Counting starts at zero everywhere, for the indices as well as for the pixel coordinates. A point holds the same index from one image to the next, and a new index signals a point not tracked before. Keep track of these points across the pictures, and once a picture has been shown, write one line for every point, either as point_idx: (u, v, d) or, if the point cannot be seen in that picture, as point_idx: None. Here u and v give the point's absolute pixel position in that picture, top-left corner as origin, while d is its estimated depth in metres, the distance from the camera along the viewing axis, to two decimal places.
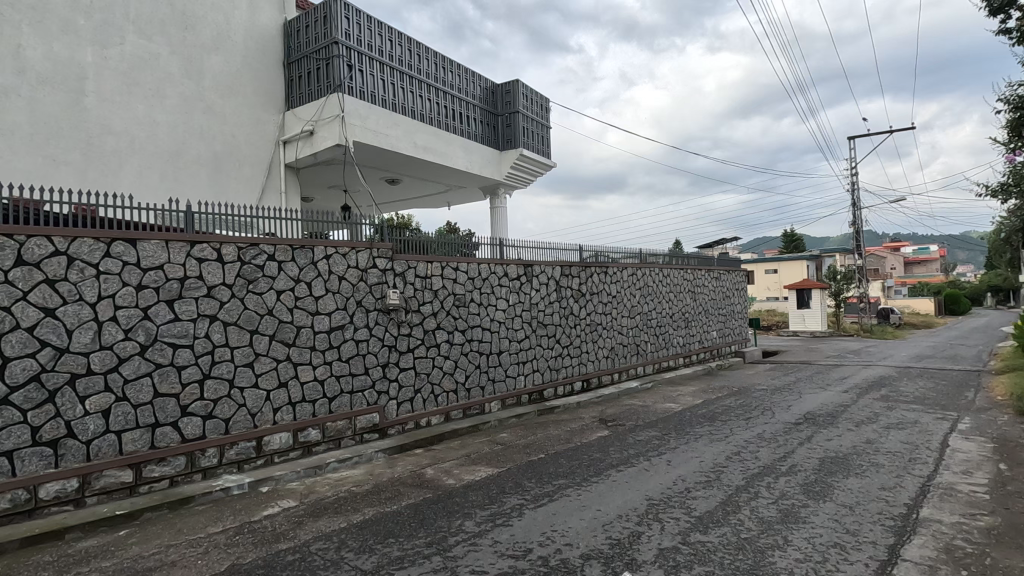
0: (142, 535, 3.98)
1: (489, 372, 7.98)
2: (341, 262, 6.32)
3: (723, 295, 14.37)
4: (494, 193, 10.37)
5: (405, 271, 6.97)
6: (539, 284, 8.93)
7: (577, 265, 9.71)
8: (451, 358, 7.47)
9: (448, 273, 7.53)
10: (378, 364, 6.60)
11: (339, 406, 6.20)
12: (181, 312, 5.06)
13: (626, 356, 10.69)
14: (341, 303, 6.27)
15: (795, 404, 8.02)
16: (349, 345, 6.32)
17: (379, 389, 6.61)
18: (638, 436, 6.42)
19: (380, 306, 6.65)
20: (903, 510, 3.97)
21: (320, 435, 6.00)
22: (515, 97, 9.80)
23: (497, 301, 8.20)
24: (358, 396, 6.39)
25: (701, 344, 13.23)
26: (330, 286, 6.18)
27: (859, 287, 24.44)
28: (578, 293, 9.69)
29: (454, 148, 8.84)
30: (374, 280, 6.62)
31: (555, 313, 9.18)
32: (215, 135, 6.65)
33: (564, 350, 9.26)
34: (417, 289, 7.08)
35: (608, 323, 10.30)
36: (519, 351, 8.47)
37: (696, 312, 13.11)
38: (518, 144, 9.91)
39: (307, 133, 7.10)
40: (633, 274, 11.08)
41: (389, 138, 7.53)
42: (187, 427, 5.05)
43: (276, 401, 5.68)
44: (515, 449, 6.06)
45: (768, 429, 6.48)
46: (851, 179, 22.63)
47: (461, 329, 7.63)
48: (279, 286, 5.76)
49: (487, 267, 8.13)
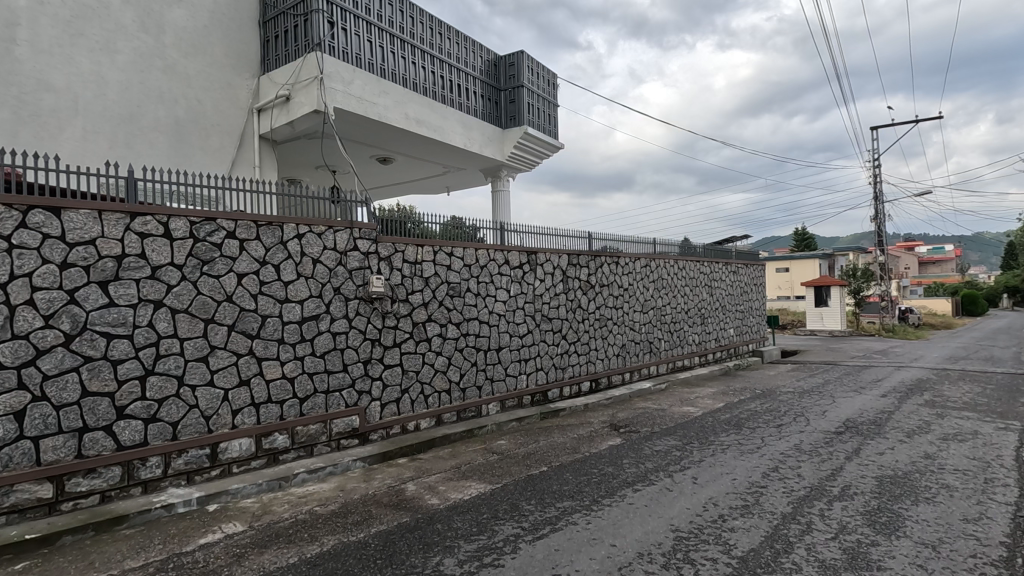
0: (43, 571, 3.20)
1: (488, 371, 7.17)
2: (316, 243, 5.51)
3: (740, 291, 13.45)
4: (495, 175, 9.53)
5: (392, 256, 6.16)
6: (544, 275, 8.10)
7: (585, 255, 8.87)
8: (445, 354, 6.66)
9: (442, 259, 6.71)
10: (359, 360, 5.80)
11: (312, 407, 5.40)
12: (117, 296, 4.27)
13: (638, 355, 9.84)
14: (315, 290, 5.47)
15: (830, 409, 7.13)
16: (325, 339, 5.52)
17: (361, 388, 5.81)
18: (656, 446, 5.57)
19: (361, 295, 5.84)
20: (1004, 553, 3.11)
21: (289, 441, 5.22)
22: (519, 70, 8.97)
23: (497, 292, 7.37)
24: (335, 397, 5.59)
25: (717, 342, 12.33)
26: (302, 269, 5.37)
27: (879, 285, 23.38)
28: (587, 285, 8.85)
29: (450, 123, 8.01)
30: (355, 264, 5.80)
31: (562, 306, 8.35)
32: (177, 99, 5.84)
33: (570, 347, 8.43)
34: (405, 277, 6.27)
35: (619, 319, 9.45)
36: (520, 348, 7.63)
37: (712, 307, 12.21)
38: (522, 121, 9.07)
39: (283, 99, 6.29)
40: (646, 266, 10.22)
41: (376, 107, 6.71)
42: (123, 432, 4.27)
43: (235, 402, 4.89)
44: (513, 460, 5.23)
45: (807, 440, 5.60)
46: (873, 172, 21.58)
47: (455, 322, 6.81)
48: (241, 269, 4.96)
49: (487, 253, 7.30)
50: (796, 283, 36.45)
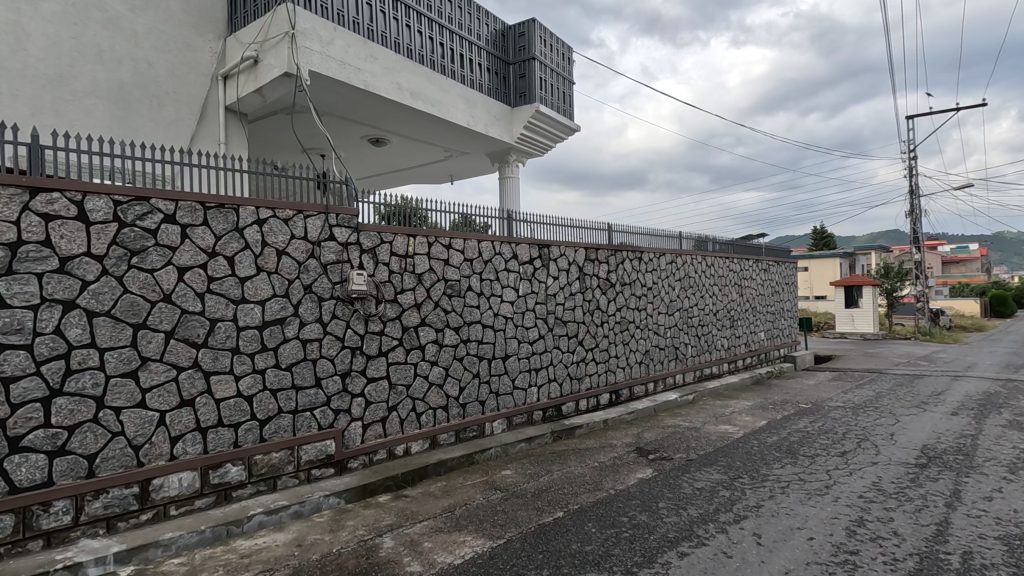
0: None
1: (493, 383, 6.16)
2: (282, 231, 4.52)
3: (771, 290, 12.31)
4: (503, 160, 8.51)
5: (377, 248, 5.16)
6: (557, 271, 7.07)
7: (604, 249, 7.82)
8: (441, 365, 5.66)
9: (438, 252, 5.70)
10: (335, 374, 4.82)
11: (275, 431, 4.43)
12: (11, 295, 3.31)
13: (663, 362, 8.76)
14: (280, 288, 4.49)
15: (897, 432, 6.01)
16: (292, 348, 4.54)
17: (337, 406, 4.83)
18: (696, 483, 4.50)
19: (339, 294, 4.85)
20: None
21: (246, 474, 4.25)
22: (530, 41, 7.94)
23: (503, 292, 6.35)
24: (305, 418, 4.61)
25: (747, 347, 11.20)
26: (263, 263, 4.39)
27: (913, 285, 21.98)
28: (606, 284, 7.79)
29: (451, 98, 7.00)
30: (331, 257, 4.81)
31: (578, 307, 7.32)
32: (121, 59, 4.89)
33: (588, 355, 7.39)
34: (392, 273, 5.27)
35: (642, 322, 8.39)
36: (530, 356, 6.61)
37: (741, 309, 11.09)
38: (534, 98, 8.02)
39: (250, 62, 5.32)
40: (671, 263, 9.15)
41: (361, 73, 5.72)
42: (18, 470, 3.31)
43: (174, 427, 3.92)
44: (520, 500, 4.20)
45: (885, 476, 4.50)
46: (909, 164, 20.22)
47: (454, 327, 5.80)
48: (182, 261, 3.99)
49: (492, 246, 6.29)
50: (818, 282, 35.00)
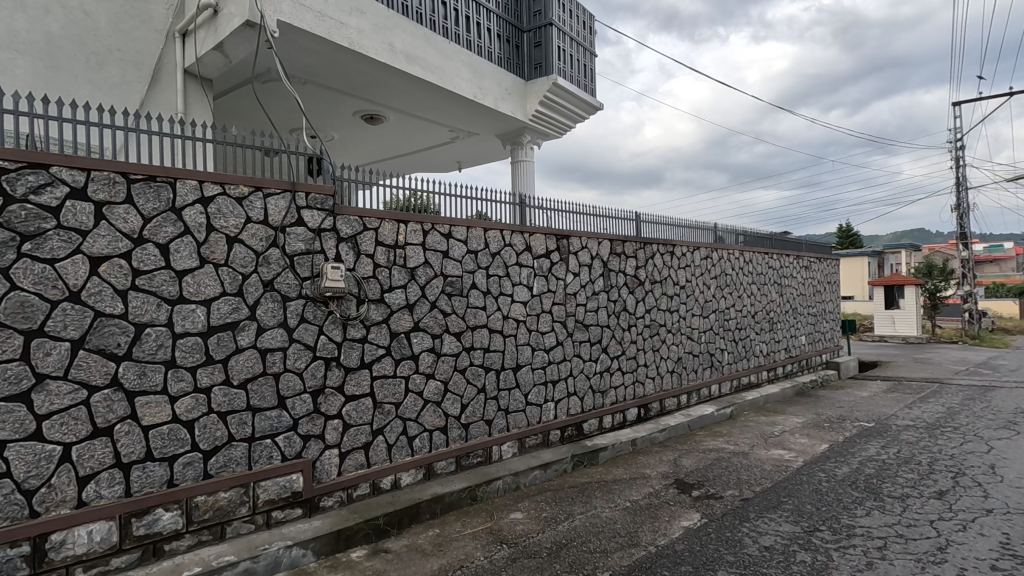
0: None
1: (502, 399, 5.19)
2: (235, 213, 3.60)
3: (812, 290, 11.14)
4: (515, 141, 7.52)
5: (358, 236, 4.22)
6: (578, 266, 6.08)
7: (632, 242, 6.80)
8: (439, 378, 4.71)
9: (435, 242, 4.74)
10: (303, 391, 3.89)
11: (224, 465, 3.52)
12: None
13: (697, 371, 7.71)
14: (232, 285, 3.58)
15: (999, 464, 4.87)
16: (247, 360, 3.63)
17: (307, 431, 3.91)
18: (762, 539, 3.47)
19: (309, 293, 3.93)
20: None
21: (183, 521, 3.33)
22: (547, 4, 6.95)
23: (514, 290, 5.38)
24: (264, 446, 3.69)
25: (787, 353, 10.07)
26: (207, 253, 3.48)
27: (958, 285, 20.43)
28: (634, 282, 6.78)
29: (455, 65, 6.04)
30: (299, 247, 3.88)
31: (602, 309, 6.31)
32: (49, 5, 4.01)
33: (613, 364, 6.38)
34: (378, 267, 4.33)
35: (674, 326, 7.35)
36: (546, 367, 5.63)
37: (781, 310, 9.97)
38: (551, 69, 7.02)
39: (209, 13, 4.41)
40: (706, 258, 8.08)
41: (344, 28, 4.78)
42: None
43: (82, 465, 3.01)
44: (533, 563, 3.21)
45: (1014, 535, 3.42)
46: (956, 155, 18.75)
47: (454, 331, 4.84)
48: (97, 249, 3.08)
49: (502, 237, 5.31)
50: (848, 282, 33.33)
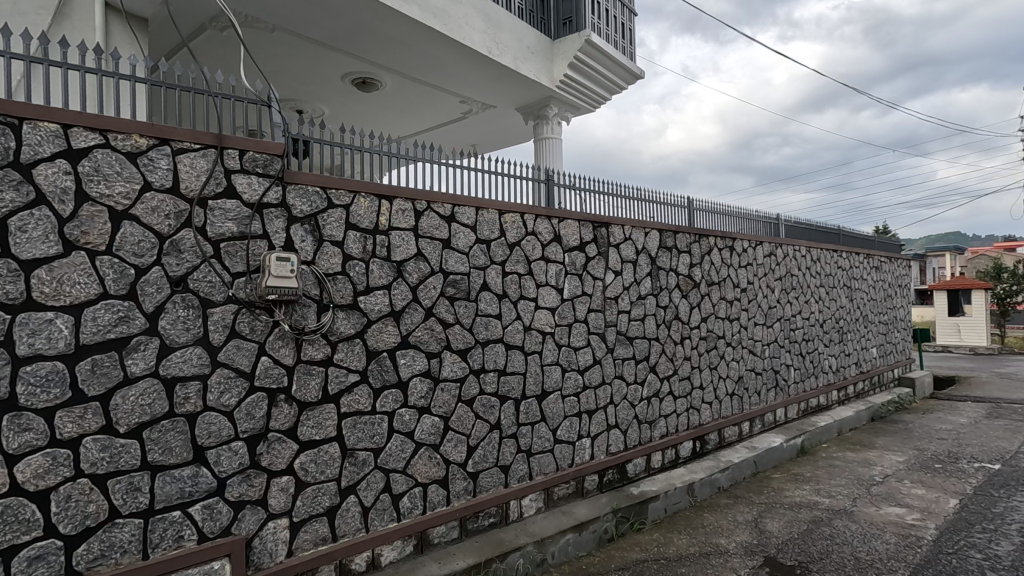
0: None
1: (522, 438, 3.91)
2: (126, 177, 2.42)
3: (883, 295, 9.60)
4: (539, 115, 6.27)
5: (321, 216, 3.01)
6: (620, 262, 4.78)
7: (685, 234, 5.48)
8: (436, 410, 3.46)
9: (431, 228, 3.51)
10: (234, 439, 2.68)
11: (101, 555, 2.32)
12: None
13: (761, 393, 6.31)
14: (119, 283, 2.39)
15: None
16: (142, 395, 2.43)
17: (240, 497, 2.69)
18: None
19: (244, 296, 2.72)
20: None
21: None
22: None
23: (539, 294, 4.12)
24: (169, 521, 2.49)
25: (857, 368, 8.55)
26: (75, 234, 2.29)
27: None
28: (688, 284, 5.44)
29: (464, 11, 4.81)
30: (227, 229, 2.68)
31: (650, 317, 4.99)
32: None
33: (663, 387, 5.05)
34: (349, 260, 3.11)
35: (734, 337, 5.98)
36: (580, 394, 4.34)
37: (851, 318, 8.48)
38: (583, 25, 5.78)
39: None
40: (769, 256, 6.68)
41: None
42: None
43: None
44: None
45: None
46: None
47: (458, 348, 3.59)
48: None
49: (522, 224, 4.05)
50: None
